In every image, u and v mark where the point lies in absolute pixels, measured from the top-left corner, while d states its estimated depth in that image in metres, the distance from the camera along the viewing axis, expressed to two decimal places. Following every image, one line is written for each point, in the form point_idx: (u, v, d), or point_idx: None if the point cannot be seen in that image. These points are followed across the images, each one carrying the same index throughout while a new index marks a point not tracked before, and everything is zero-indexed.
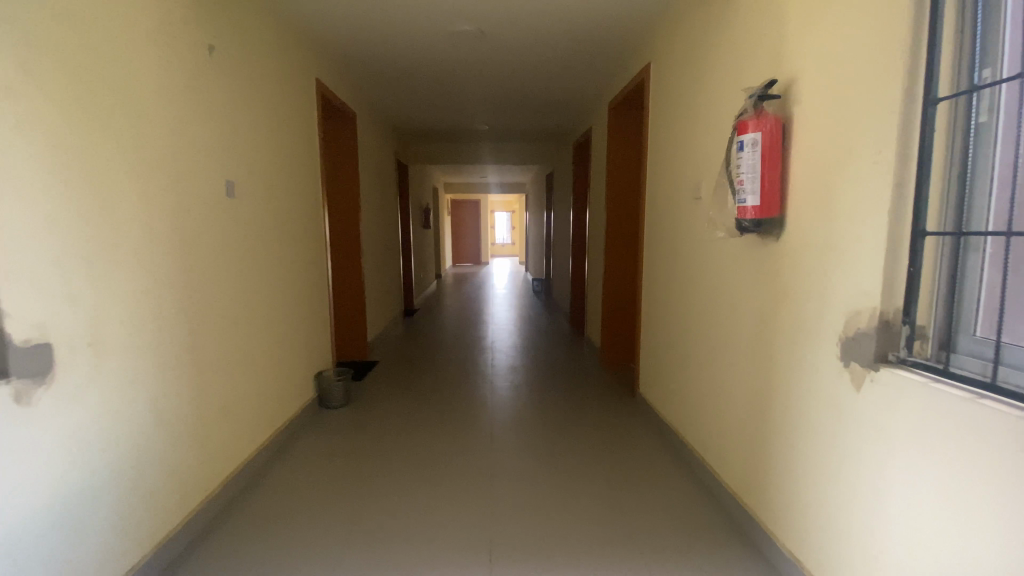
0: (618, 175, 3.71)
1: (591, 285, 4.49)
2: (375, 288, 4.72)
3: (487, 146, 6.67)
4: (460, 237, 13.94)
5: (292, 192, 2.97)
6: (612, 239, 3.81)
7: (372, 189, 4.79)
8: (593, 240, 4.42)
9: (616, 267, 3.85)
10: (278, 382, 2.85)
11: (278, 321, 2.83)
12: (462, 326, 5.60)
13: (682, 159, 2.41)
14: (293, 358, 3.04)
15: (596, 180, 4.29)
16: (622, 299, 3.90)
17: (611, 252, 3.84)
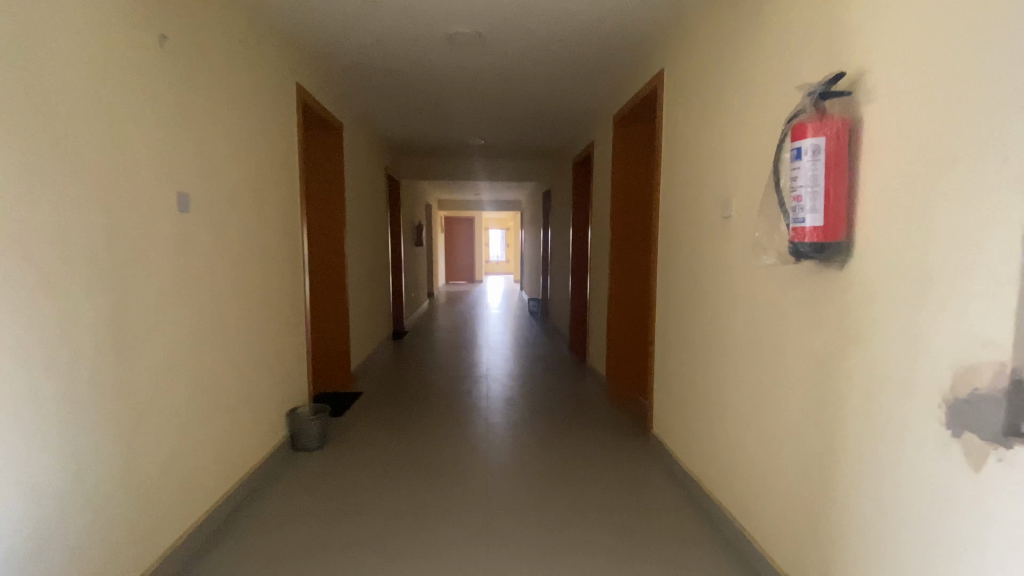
0: (625, 192, 3.43)
1: (594, 309, 4.18)
2: (361, 311, 4.38)
3: (483, 161, 6.42)
4: (454, 254, 13.64)
5: (266, 208, 2.67)
6: (618, 260, 3.51)
7: (360, 204, 4.49)
8: (596, 261, 4.12)
9: (622, 290, 3.54)
10: (246, 421, 2.50)
11: (246, 352, 2.49)
12: (454, 351, 5.26)
13: (705, 173, 2.13)
14: (264, 393, 2.70)
15: (599, 198, 4.02)
16: (630, 325, 3.58)
17: (618, 274, 3.53)
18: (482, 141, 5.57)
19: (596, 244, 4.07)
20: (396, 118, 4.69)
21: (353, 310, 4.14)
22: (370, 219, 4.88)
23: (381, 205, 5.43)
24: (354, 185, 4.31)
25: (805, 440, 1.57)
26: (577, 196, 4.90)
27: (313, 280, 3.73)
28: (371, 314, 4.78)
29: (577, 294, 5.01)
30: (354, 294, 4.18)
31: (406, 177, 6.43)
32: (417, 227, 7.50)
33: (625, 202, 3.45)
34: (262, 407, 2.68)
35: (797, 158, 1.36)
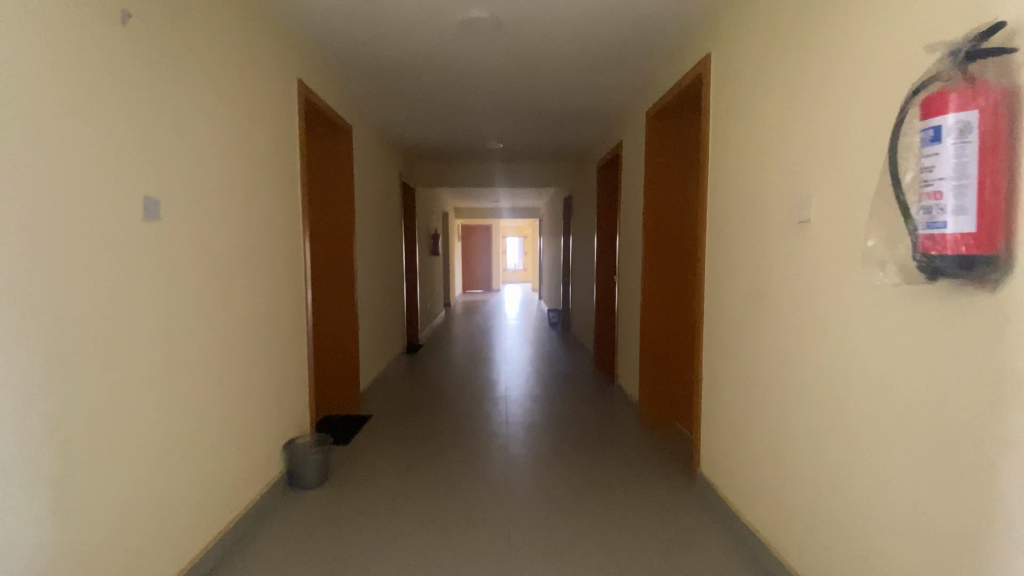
0: (661, 195, 3.08)
1: (624, 324, 3.81)
2: (371, 326, 4.09)
3: (501, 166, 6.11)
4: (470, 262, 13.37)
5: (266, 216, 2.39)
6: (653, 272, 3.14)
7: (371, 213, 4.22)
8: (625, 272, 3.74)
9: (658, 305, 3.17)
10: (239, 457, 2.21)
11: (240, 379, 2.20)
12: (471, 366, 4.93)
13: (773, 170, 1.77)
14: (263, 424, 2.40)
15: (629, 202, 3.66)
16: (667, 344, 3.20)
17: (653, 287, 3.15)
18: (500, 145, 5.27)
19: (626, 254, 3.71)
20: (409, 120, 4.41)
21: (363, 326, 3.84)
22: (382, 228, 4.60)
23: (394, 213, 5.16)
24: (364, 192, 4.04)
25: (925, 513, 1.18)
26: (603, 201, 4.55)
27: (320, 295, 3.45)
28: (383, 329, 4.49)
29: (604, 307, 4.64)
30: (364, 309, 3.89)
31: (421, 184, 6.15)
32: (433, 236, 7.23)
33: (661, 207, 3.09)
34: (260, 439, 2.38)
35: (936, 140, 1.01)
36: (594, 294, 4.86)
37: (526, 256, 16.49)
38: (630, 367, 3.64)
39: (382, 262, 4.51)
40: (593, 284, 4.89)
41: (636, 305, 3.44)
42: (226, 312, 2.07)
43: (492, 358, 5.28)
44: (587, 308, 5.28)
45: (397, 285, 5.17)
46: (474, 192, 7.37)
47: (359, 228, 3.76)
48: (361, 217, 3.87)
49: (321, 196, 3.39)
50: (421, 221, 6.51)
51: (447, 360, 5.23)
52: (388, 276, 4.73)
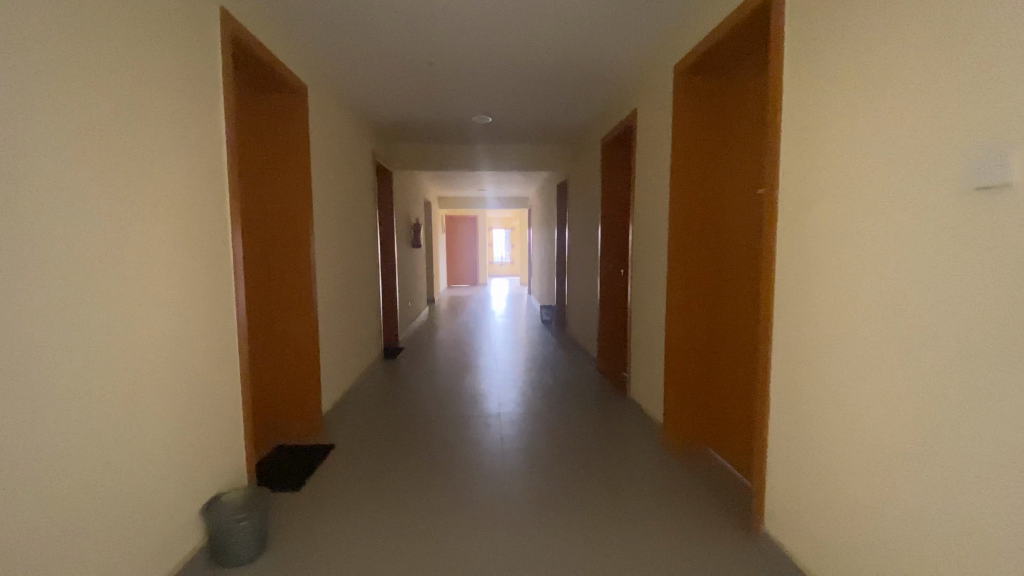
0: (693, 172, 2.49)
1: (639, 328, 3.22)
2: (338, 333, 3.42)
3: (490, 148, 5.46)
4: (455, 256, 12.71)
5: (181, 192, 1.73)
6: (682, 267, 2.55)
7: (338, 198, 3.54)
8: (642, 264, 3.14)
9: (689, 309, 2.57)
10: (141, 529, 1.55)
11: (144, 421, 1.55)
12: (456, 376, 4.29)
13: (940, 113, 1.17)
14: (185, 472, 1.76)
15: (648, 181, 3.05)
16: (699, 353, 2.62)
17: (683, 284, 2.55)
18: (489, 122, 4.63)
19: (642, 245, 3.11)
20: (383, 88, 3.73)
21: (327, 333, 3.18)
22: (352, 217, 3.92)
23: (368, 200, 4.48)
24: (329, 172, 3.36)
25: None
26: (608, 184, 3.94)
27: (267, 294, 2.77)
28: (353, 335, 3.83)
29: (610, 306, 4.05)
30: (329, 313, 3.23)
31: (399, 167, 5.46)
32: (413, 227, 6.53)
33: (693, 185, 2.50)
34: (180, 493, 1.74)
35: None
36: (597, 292, 4.27)
37: (512, 250, 15.88)
38: (649, 380, 3.05)
39: (351, 256, 3.84)
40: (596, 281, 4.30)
41: (658, 308, 2.83)
42: (111, 327, 1.42)
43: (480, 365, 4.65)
44: (587, 308, 4.69)
45: (371, 283, 4.50)
46: (458, 179, 6.68)
47: (321, 215, 3.08)
48: (325, 201, 3.20)
49: (270, 173, 2.70)
50: (400, 210, 5.84)
51: (428, 368, 4.58)
52: (358, 272, 4.06)
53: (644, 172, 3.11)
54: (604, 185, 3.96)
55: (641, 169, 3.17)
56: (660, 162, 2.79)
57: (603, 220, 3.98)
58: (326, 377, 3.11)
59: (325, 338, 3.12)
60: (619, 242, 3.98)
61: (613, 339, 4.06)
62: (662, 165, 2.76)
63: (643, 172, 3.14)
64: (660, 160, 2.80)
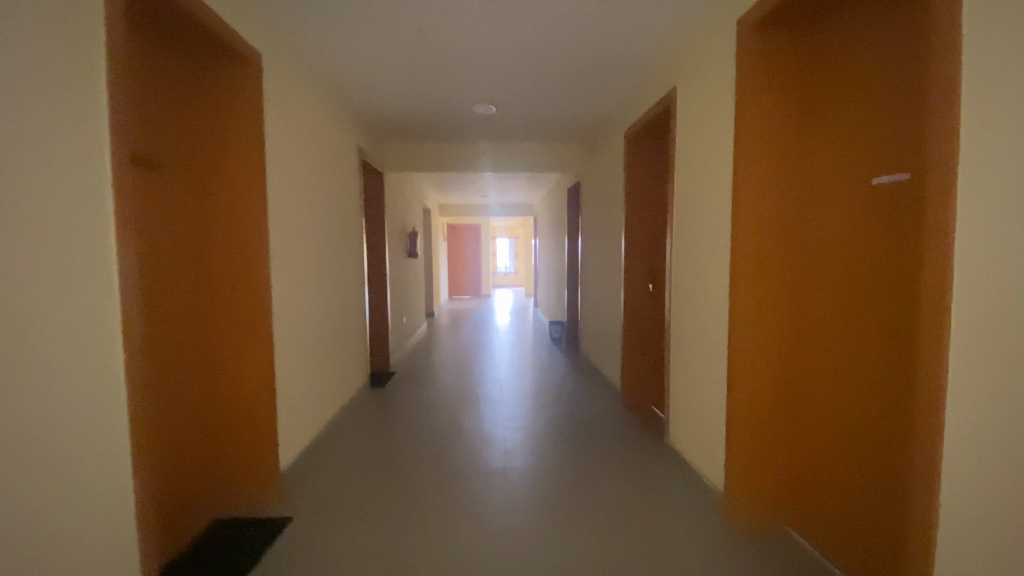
0: (763, 158, 1.89)
1: (678, 360, 2.58)
2: (306, 368, 2.78)
3: (494, 147, 4.82)
4: (456, 266, 12.12)
5: (6, 194, 1.10)
6: (751, 283, 1.94)
7: (312, 203, 2.92)
8: (683, 284, 2.50)
9: (759, 340, 1.96)
10: None
11: None
12: (454, 411, 3.66)
13: None
14: None
15: (691, 179, 2.41)
16: (771, 400, 2.00)
17: (751, 308, 1.94)
18: (492, 117, 4.01)
19: (683, 259, 2.48)
20: (366, 77, 3.11)
21: (291, 370, 2.54)
22: (331, 227, 3.30)
23: (353, 207, 3.87)
24: (299, 172, 2.74)
25: None
26: (632, 185, 3.30)
27: (209, 323, 2.13)
28: (328, 367, 3.20)
29: (636, 330, 3.41)
30: (294, 344, 2.60)
31: (391, 170, 4.84)
32: (409, 236, 5.91)
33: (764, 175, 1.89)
34: None
35: None
36: (620, 313, 3.63)
37: (517, 258, 15.27)
38: (697, 429, 2.41)
39: (328, 273, 3.22)
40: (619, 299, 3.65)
41: (711, 340, 2.20)
42: None
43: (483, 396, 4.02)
44: (607, 329, 4.05)
45: (355, 304, 3.88)
46: (459, 182, 6.04)
47: (282, 223, 2.46)
48: (291, 205, 2.59)
49: (211, 167, 2.08)
50: (393, 217, 5.22)
51: (422, 400, 3.94)
52: (338, 292, 3.43)
53: (683, 171, 2.49)
54: (627, 187, 3.33)
55: (678, 166, 2.54)
56: (711, 154, 2.16)
57: (627, 228, 3.34)
58: (287, 425, 2.48)
59: (288, 379, 2.48)
60: (648, 255, 3.34)
61: (641, 368, 3.42)
62: (715, 158, 2.13)
63: (680, 171, 2.52)
64: (711, 152, 2.17)
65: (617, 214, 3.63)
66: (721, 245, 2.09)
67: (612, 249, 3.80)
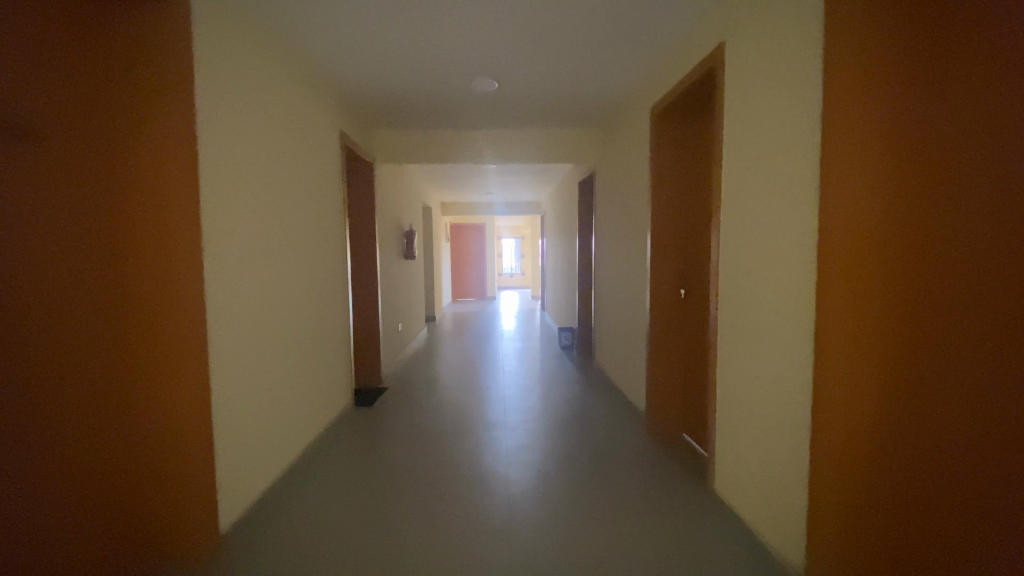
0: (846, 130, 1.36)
1: (727, 392, 2.06)
2: (262, 398, 2.29)
3: (497, 135, 4.31)
4: (461, 267, 11.65)
5: None
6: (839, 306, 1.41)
7: (274, 197, 2.43)
8: (733, 296, 1.98)
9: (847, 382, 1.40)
10: None
11: None
12: (453, 442, 3.17)
13: None
14: None
15: (745, 161, 1.89)
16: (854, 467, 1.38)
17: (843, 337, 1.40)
18: (493, 98, 3.49)
19: (735, 266, 1.96)
20: (342, 46, 2.60)
21: (237, 403, 2.05)
22: (303, 225, 2.80)
23: (334, 202, 3.37)
24: (255, 157, 2.24)
25: None
26: (658, 173, 2.77)
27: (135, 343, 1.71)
28: (294, 392, 2.70)
29: (662, 345, 2.88)
30: (245, 372, 2.11)
31: (383, 162, 4.34)
32: (405, 236, 5.41)
33: (861, 161, 1.31)
34: None
35: None
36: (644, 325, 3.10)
37: (524, 258, 14.75)
38: (757, 484, 1.89)
39: (298, 280, 2.71)
40: (642, 308, 3.13)
41: (779, 371, 1.69)
42: None
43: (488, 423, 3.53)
44: (627, 342, 3.52)
45: (336, 313, 3.38)
46: (461, 175, 5.52)
47: (225, 223, 1.97)
48: (240, 200, 2.09)
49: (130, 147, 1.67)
50: (387, 214, 4.73)
51: (414, 427, 3.45)
52: (312, 302, 2.93)
53: (734, 153, 1.96)
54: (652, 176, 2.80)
55: (726, 146, 2.02)
56: (784, 129, 1.65)
57: (652, 224, 2.81)
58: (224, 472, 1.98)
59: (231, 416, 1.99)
60: (677, 257, 2.81)
61: (670, 391, 2.90)
62: (790, 134, 1.62)
63: (730, 154, 2.00)
64: (782, 127, 1.66)
65: (640, 208, 3.11)
66: (799, 247, 1.57)
67: (633, 250, 3.27)
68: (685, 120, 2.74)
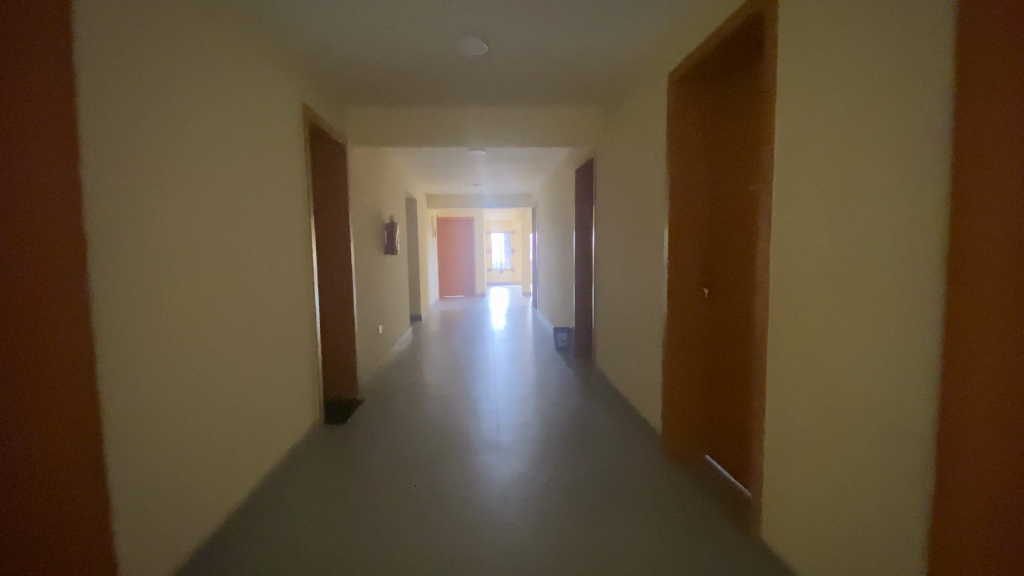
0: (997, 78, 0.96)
1: (783, 419, 1.64)
2: (189, 430, 1.81)
3: (488, 114, 3.83)
4: (449, 262, 11.18)
5: None
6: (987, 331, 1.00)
7: (210, 177, 1.95)
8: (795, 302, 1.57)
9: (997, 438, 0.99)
10: None
11: None
12: (443, 469, 2.71)
13: None
14: None
15: (815, 127, 1.47)
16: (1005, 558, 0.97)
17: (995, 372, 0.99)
18: (480, 67, 3.02)
19: (801, 263, 1.54)
20: None
21: (145, 442, 1.58)
22: (254, 214, 2.33)
23: (297, 188, 2.89)
24: (180, 125, 1.77)
25: None
26: (679, 149, 2.33)
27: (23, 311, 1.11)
28: (240, 415, 2.23)
29: (682, 352, 2.46)
30: (159, 400, 1.64)
31: (358, 145, 3.86)
32: (386, 229, 4.92)
33: None
34: None
35: None
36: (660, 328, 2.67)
37: (515, 252, 14.29)
38: (827, 540, 1.48)
39: (246, 280, 2.25)
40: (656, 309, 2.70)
41: (877, 407, 1.29)
42: None
43: (485, 441, 3.07)
44: (636, 345, 3.10)
45: (300, 317, 2.90)
46: (446, 162, 5.05)
47: (126, 207, 1.50)
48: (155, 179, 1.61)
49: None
50: (365, 204, 4.24)
51: (396, 449, 2.99)
52: (267, 306, 2.46)
53: (795, 115, 1.54)
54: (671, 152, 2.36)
55: (783, 109, 1.59)
56: (885, 76, 1.22)
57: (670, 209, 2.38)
58: (127, 537, 1.51)
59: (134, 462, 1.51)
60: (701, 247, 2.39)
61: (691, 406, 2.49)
62: (893, 82, 1.20)
63: (788, 117, 1.57)
64: (878, 72, 1.23)
65: (654, 193, 2.68)
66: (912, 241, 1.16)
67: (645, 242, 2.84)
68: (711, 87, 2.33)
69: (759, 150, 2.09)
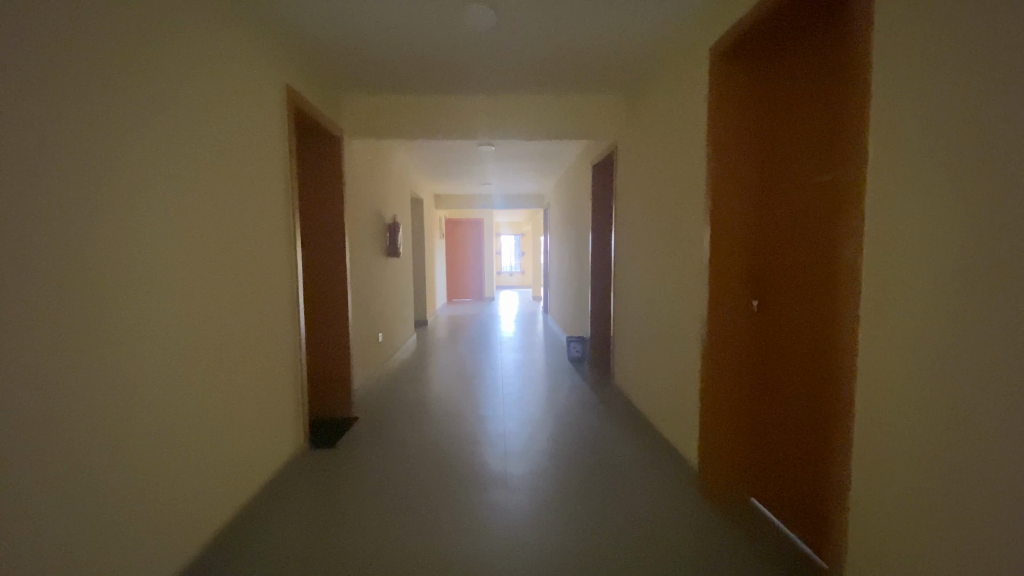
0: None
1: (884, 478, 1.27)
2: (123, 473, 1.50)
3: (496, 103, 3.49)
4: (457, 265, 10.86)
5: None
6: None
7: (157, 167, 1.64)
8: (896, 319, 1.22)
9: None
10: None
11: None
12: (445, 505, 2.37)
13: None
14: None
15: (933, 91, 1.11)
16: None
17: None
18: (485, 45, 2.69)
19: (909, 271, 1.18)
20: None
21: (52, 493, 1.27)
22: (219, 211, 2.01)
23: (279, 183, 2.57)
24: (113, 102, 1.46)
25: None
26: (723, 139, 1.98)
27: None
28: (203, 447, 1.91)
29: (731, 376, 2.10)
30: (73, 435, 1.32)
31: (356, 137, 3.55)
32: (387, 229, 4.59)
33: None
34: None
35: None
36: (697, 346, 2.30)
37: (525, 255, 13.94)
38: None
39: (207, 288, 1.93)
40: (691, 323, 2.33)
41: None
42: None
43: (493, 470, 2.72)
44: (663, 363, 2.72)
45: (280, 328, 2.58)
46: (452, 158, 4.72)
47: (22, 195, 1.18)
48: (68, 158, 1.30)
49: None
50: (364, 203, 3.93)
51: (391, 479, 2.64)
52: (235, 317, 2.14)
53: (907, 80, 1.18)
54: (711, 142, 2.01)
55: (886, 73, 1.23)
56: None
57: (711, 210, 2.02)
58: None
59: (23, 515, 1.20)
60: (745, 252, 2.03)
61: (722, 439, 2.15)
62: None
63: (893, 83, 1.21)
64: None
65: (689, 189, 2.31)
66: None
67: (676, 245, 2.47)
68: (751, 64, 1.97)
69: (802, 140, 1.75)
